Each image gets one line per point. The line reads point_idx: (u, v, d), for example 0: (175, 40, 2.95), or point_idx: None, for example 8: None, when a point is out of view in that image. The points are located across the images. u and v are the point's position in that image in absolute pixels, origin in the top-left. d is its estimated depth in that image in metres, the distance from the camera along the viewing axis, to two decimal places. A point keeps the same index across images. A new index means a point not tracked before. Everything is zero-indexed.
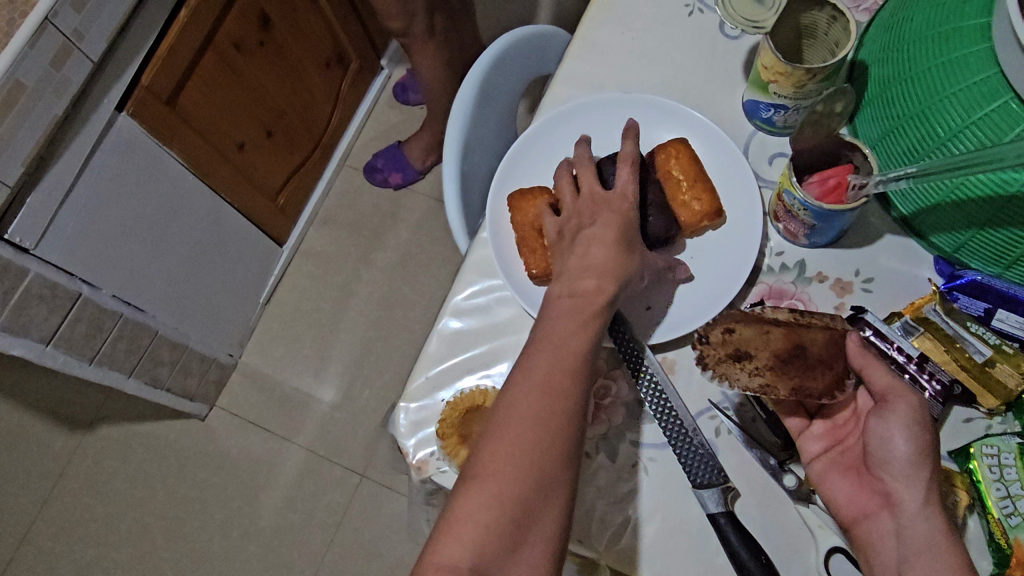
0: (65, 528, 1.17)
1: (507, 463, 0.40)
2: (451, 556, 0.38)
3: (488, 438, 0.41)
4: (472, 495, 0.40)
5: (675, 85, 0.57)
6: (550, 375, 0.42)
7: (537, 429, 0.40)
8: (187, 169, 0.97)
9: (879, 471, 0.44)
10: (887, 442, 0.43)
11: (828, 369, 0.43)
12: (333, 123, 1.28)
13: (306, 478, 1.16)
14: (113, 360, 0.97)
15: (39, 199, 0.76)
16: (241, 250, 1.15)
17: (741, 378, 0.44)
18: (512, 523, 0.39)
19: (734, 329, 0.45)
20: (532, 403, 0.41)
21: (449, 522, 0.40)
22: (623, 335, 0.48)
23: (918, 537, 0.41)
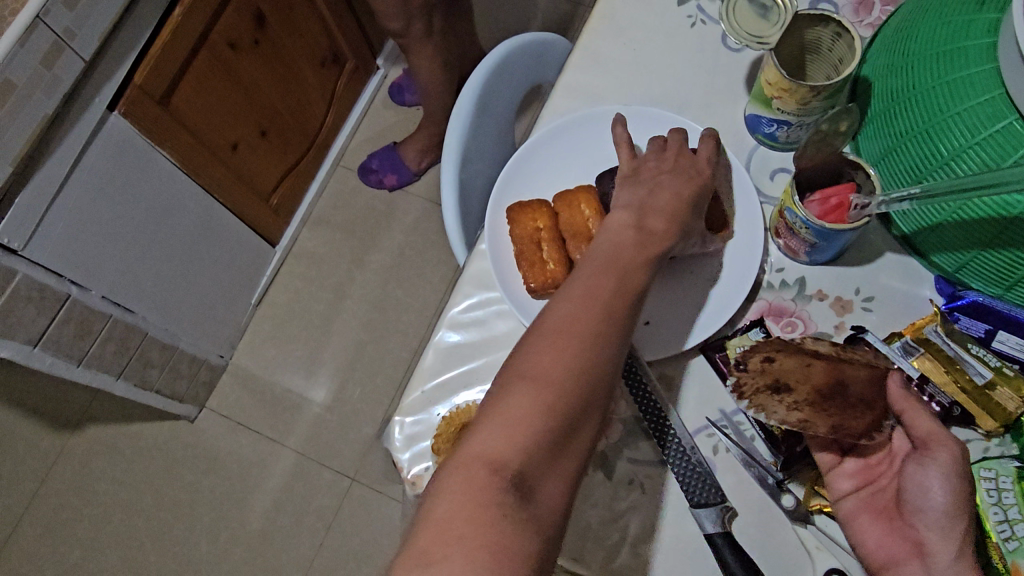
0: (50, 529, 1.16)
1: (558, 360, 0.39)
2: (494, 445, 0.37)
3: (531, 343, 0.41)
4: (516, 399, 0.38)
5: (677, 97, 0.56)
6: (600, 289, 0.42)
7: (583, 342, 0.40)
8: (179, 169, 0.96)
9: (912, 517, 0.44)
10: (925, 491, 0.43)
11: (870, 409, 0.43)
12: (328, 123, 1.27)
13: (296, 481, 1.15)
14: (102, 362, 0.95)
15: (28, 200, 0.74)
16: (233, 249, 1.14)
17: (778, 411, 0.43)
18: (556, 417, 0.38)
19: (774, 358, 0.43)
20: (576, 317, 0.41)
21: (492, 414, 0.38)
22: (638, 377, 0.48)
23: None
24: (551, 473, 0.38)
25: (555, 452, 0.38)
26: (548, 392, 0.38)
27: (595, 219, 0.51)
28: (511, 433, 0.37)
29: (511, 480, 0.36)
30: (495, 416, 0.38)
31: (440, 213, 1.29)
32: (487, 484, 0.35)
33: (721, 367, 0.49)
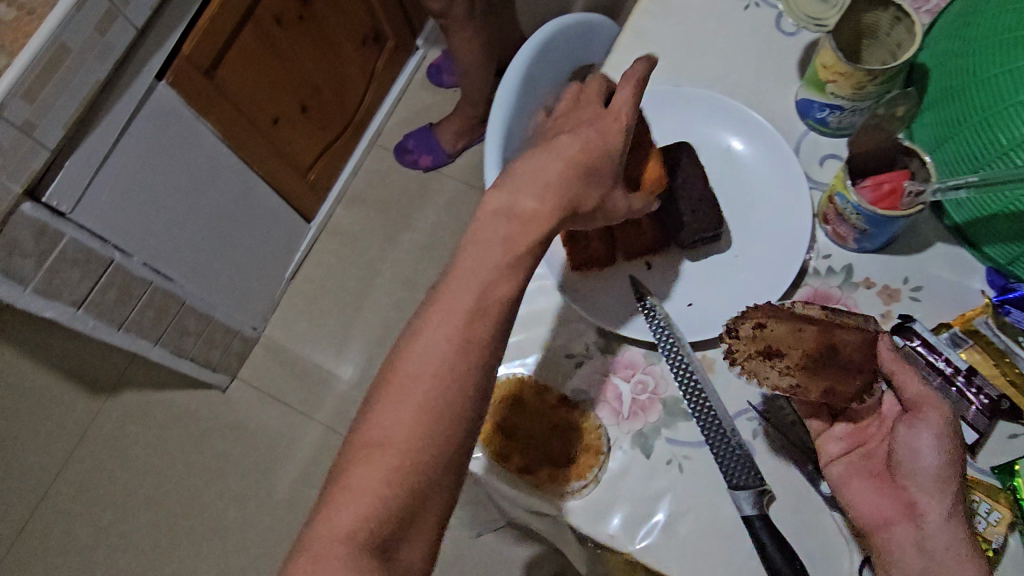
0: (84, 490, 1.18)
1: (409, 418, 0.37)
2: (350, 522, 0.35)
3: (382, 393, 0.38)
4: (363, 468, 0.36)
5: (727, 81, 0.56)
6: (459, 312, 0.38)
7: (433, 397, 0.37)
8: (221, 141, 0.97)
9: (901, 481, 0.42)
10: (914, 453, 0.41)
11: (859, 372, 0.42)
12: (367, 102, 1.28)
13: (322, 454, 1.17)
14: (141, 328, 0.97)
15: (77, 164, 0.76)
16: (269, 223, 1.15)
17: (770, 376, 0.43)
18: (413, 477, 0.36)
19: (766, 324, 0.43)
20: (421, 366, 0.38)
21: (345, 486, 0.36)
22: (658, 320, 0.49)
23: (940, 551, 0.39)
24: (414, 537, 0.37)
25: (408, 520, 0.36)
26: (398, 458, 0.36)
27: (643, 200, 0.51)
28: (370, 503, 0.35)
29: (368, 562, 0.34)
30: (351, 483, 0.36)
31: (474, 195, 1.30)
32: (343, 572, 0.33)
33: None
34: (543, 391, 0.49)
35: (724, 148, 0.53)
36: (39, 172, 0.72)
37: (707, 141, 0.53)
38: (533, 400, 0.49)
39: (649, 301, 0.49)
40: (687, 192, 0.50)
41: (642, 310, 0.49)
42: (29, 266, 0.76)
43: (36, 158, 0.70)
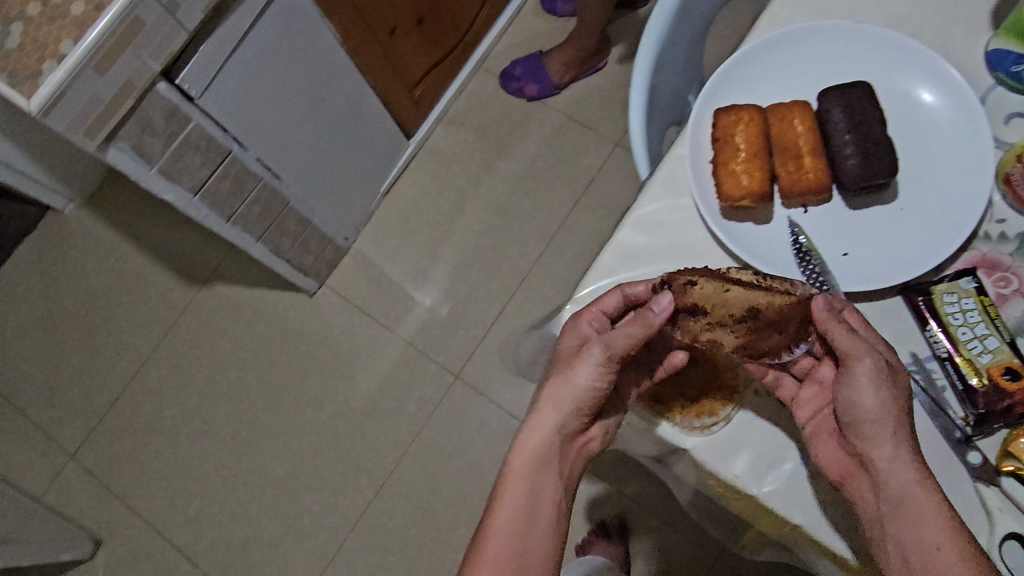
0: (173, 372, 1.23)
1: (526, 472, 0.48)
2: (500, 541, 0.46)
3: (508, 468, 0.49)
4: (497, 523, 0.46)
5: (911, 22, 0.52)
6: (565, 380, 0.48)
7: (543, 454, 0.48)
8: (340, 45, 0.96)
9: (853, 430, 0.44)
10: (859, 401, 0.43)
11: (780, 329, 0.45)
12: (478, 23, 1.25)
13: (401, 369, 1.19)
14: (247, 223, 0.99)
15: (210, 50, 0.77)
16: (372, 135, 1.15)
17: (693, 330, 0.46)
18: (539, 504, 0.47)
19: (695, 282, 0.46)
20: (533, 432, 0.49)
21: (495, 510, 0.47)
22: (813, 263, 0.47)
23: (897, 492, 0.41)
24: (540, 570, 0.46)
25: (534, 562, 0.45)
26: (517, 505, 0.47)
27: (807, 139, 0.49)
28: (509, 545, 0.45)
29: None
30: (494, 528, 0.46)
31: (576, 130, 1.27)
32: None
33: (922, 311, 0.46)
34: None
35: (913, 94, 0.49)
36: (176, 53, 0.73)
37: (894, 84, 0.49)
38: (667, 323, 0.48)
39: (804, 242, 0.48)
40: (864, 134, 0.47)
41: (797, 254, 0.48)
42: (157, 146, 0.77)
43: (176, 39, 0.71)
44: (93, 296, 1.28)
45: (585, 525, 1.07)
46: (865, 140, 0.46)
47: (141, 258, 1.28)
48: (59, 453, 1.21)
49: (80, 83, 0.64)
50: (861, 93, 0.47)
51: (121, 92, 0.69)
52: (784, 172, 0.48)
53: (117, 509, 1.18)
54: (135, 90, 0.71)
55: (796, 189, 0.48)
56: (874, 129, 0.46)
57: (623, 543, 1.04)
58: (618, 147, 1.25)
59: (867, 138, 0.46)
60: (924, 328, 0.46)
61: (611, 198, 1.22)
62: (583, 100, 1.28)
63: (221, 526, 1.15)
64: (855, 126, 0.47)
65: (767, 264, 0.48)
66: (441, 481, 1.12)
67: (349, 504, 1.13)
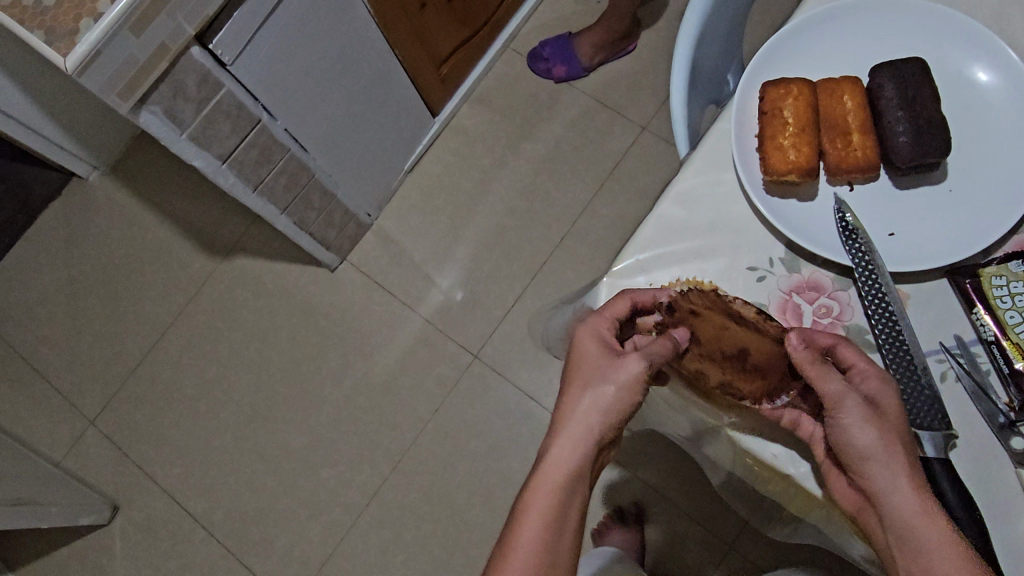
0: (193, 343, 1.24)
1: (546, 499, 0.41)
2: (518, 568, 0.40)
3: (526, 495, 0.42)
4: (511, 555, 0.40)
5: (966, 1, 0.51)
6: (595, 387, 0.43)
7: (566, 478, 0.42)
8: (372, 18, 0.96)
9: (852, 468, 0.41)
10: (850, 440, 0.40)
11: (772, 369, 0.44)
12: (509, 2, 1.24)
13: (420, 347, 1.18)
14: (273, 194, 0.98)
15: (244, 16, 0.76)
16: (399, 112, 1.14)
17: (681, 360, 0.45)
18: (564, 529, 0.41)
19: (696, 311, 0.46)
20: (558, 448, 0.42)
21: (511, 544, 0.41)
22: (858, 242, 0.46)
23: (904, 535, 0.38)
24: None
25: None
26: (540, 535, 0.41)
27: (856, 115, 0.48)
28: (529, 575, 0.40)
29: None
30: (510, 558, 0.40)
31: (603, 113, 1.26)
32: None
33: (969, 294, 0.45)
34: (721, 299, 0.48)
35: (968, 73, 0.48)
36: (210, 17, 0.72)
37: (948, 62, 0.48)
38: (709, 300, 0.46)
39: (850, 220, 0.47)
40: (917, 111, 0.46)
41: (841, 230, 0.47)
42: (188, 111, 0.77)
43: (211, 2, 0.70)
44: (116, 265, 1.29)
45: (600, 509, 1.07)
46: (918, 118, 0.45)
47: (164, 228, 1.29)
48: (79, 419, 1.22)
49: (116, 43, 0.64)
50: (915, 69, 0.46)
51: (155, 54, 0.69)
52: (831, 149, 0.47)
53: (135, 476, 1.18)
54: (168, 53, 0.70)
55: (843, 166, 0.47)
56: (927, 106, 0.46)
57: (638, 528, 1.03)
58: (644, 131, 1.24)
59: (920, 116, 0.46)
60: (970, 311, 0.45)
61: (636, 182, 1.21)
62: (611, 83, 1.27)
63: (237, 497, 1.16)
64: (908, 103, 0.46)
65: (811, 240, 0.47)
66: (458, 460, 1.12)
67: (365, 480, 1.13)
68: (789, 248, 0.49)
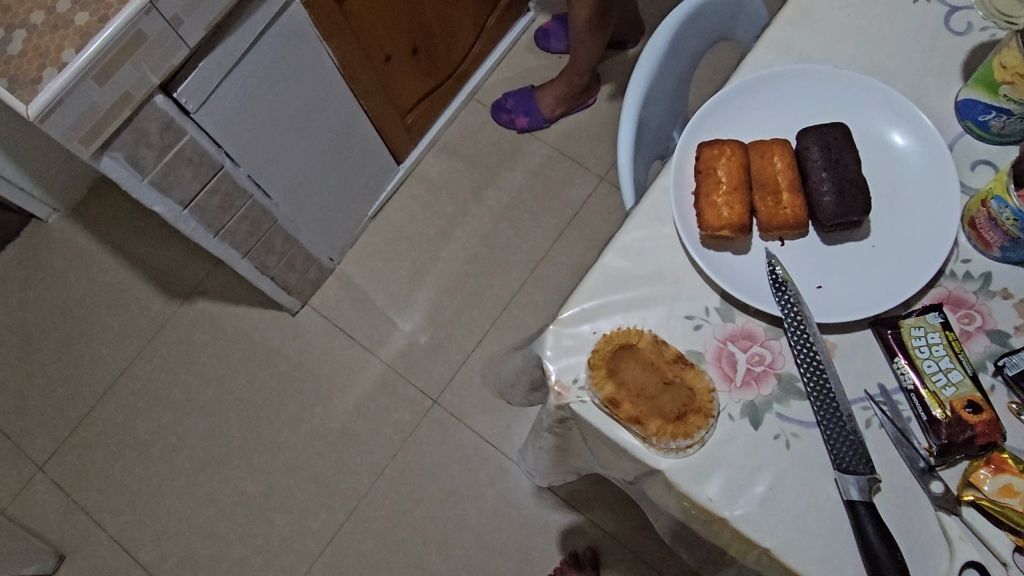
0: (148, 387, 1.22)
1: None
2: None
3: None
4: None
5: (887, 71, 0.55)
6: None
7: None
8: (337, 69, 0.99)
9: None
10: None
11: None
12: (472, 55, 1.28)
13: (380, 391, 1.19)
14: (234, 238, 0.99)
15: (210, 66, 0.78)
16: (363, 159, 1.17)
17: None
18: None
19: None
20: None
21: None
22: (787, 294, 0.49)
23: None
24: None
25: None
26: None
27: (785, 175, 0.50)
28: None
29: None
30: None
31: (564, 163, 1.29)
32: None
33: (890, 344, 0.48)
34: (661, 346, 0.49)
35: (887, 137, 0.51)
36: (176, 67, 0.74)
37: (869, 126, 0.52)
38: (650, 352, 0.49)
39: (780, 272, 0.49)
40: (840, 172, 0.49)
41: (773, 283, 0.49)
42: (150, 158, 0.78)
43: (176, 54, 0.72)
44: (72, 307, 1.28)
45: (557, 554, 1.07)
46: (841, 180, 0.49)
47: (123, 271, 1.28)
48: (27, 465, 1.19)
49: (79, 91, 0.65)
50: (837, 134, 0.50)
51: (119, 102, 0.70)
52: (763, 206, 0.50)
53: (83, 524, 1.16)
54: (132, 101, 0.72)
55: (773, 223, 0.50)
56: (850, 169, 0.49)
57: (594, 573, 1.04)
58: (603, 181, 1.27)
59: (842, 178, 0.49)
60: (892, 360, 0.48)
61: (594, 230, 1.25)
62: (571, 135, 1.31)
63: (188, 544, 1.13)
64: (832, 164, 0.49)
65: (745, 292, 0.49)
66: (415, 506, 1.11)
67: (320, 526, 1.12)
68: (724, 298, 0.51)
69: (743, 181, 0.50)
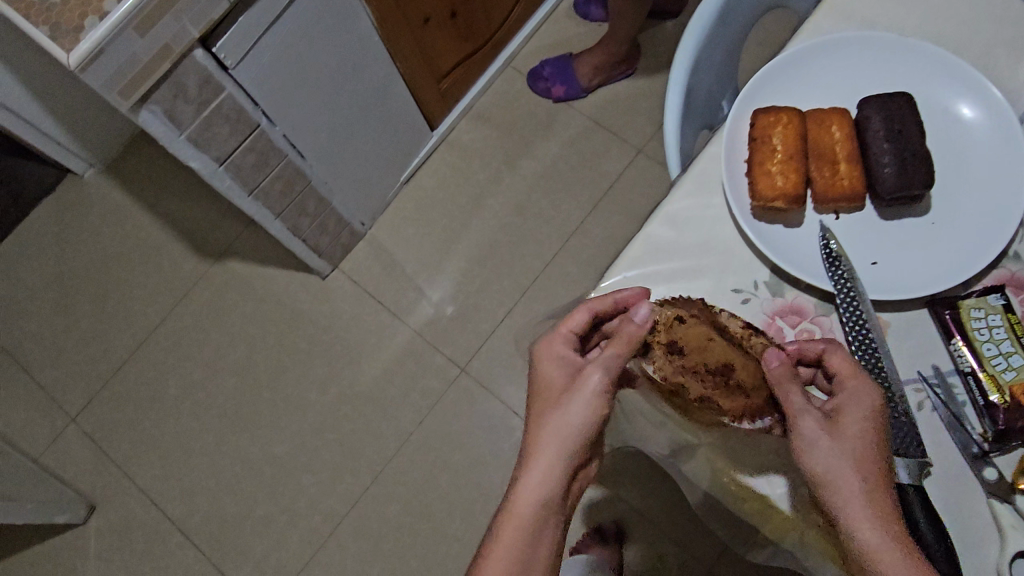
0: (179, 344, 1.23)
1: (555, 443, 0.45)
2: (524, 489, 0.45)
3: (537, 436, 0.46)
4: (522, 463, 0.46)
5: (954, 40, 0.52)
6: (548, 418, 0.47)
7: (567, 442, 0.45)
8: (375, 30, 0.97)
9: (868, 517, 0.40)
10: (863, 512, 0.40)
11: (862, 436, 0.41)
12: (511, 21, 1.26)
13: (408, 357, 1.18)
14: (269, 198, 0.99)
15: (249, 21, 0.77)
16: (397, 123, 1.15)
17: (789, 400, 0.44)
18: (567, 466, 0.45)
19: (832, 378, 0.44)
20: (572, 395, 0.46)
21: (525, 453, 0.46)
22: (841, 270, 0.47)
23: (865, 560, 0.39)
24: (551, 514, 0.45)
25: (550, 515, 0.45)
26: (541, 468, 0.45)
27: (843, 146, 0.49)
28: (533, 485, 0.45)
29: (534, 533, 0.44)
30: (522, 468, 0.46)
31: (600, 134, 1.27)
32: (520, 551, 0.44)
33: (947, 325, 0.46)
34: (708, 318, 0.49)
35: (953, 109, 0.49)
36: (216, 21, 0.73)
37: (934, 97, 0.50)
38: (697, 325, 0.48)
39: (835, 247, 0.48)
40: (902, 144, 0.47)
41: (826, 258, 0.48)
42: (188, 113, 0.78)
43: (217, 6, 0.71)
44: (106, 263, 1.29)
45: (581, 527, 1.06)
46: (905, 149, 0.47)
47: (156, 228, 1.29)
48: (60, 416, 1.21)
49: (121, 41, 0.64)
50: (901, 103, 0.48)
51: (158, 54, 0.69)
52: (819, 176, 0.48)
53: (114, 476, 1.18)
54: (172, 54, 0.71)
55: (830, 194, 0.48)
56: (914, 138, 0.47)
57: (618, 548, 1.03)
58: (640, 154, 1.25)
59: (906, 147, 0.47)
60: (949, 341, 0.46)
61: (629, 203, 1.22)
62: (609, 106, 1.28)
63: (215, 500, 1.15)
64: (894, 135, 0.47)
65: (796, 265, 0.47)
66: (440, 473, 1.12)
67: (345, 489, 1.13)
68: (774, 272, 0.49)
69: (798, 151, 0.49)
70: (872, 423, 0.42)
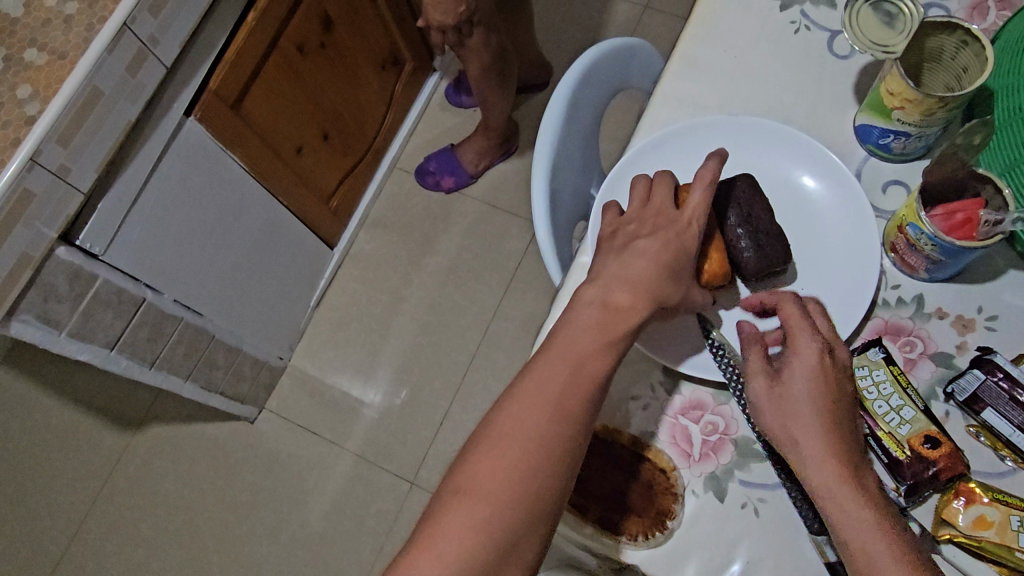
0: (115, 526, 1.18)
1: (539, 404, 0.42)
2: (505, 446, 0.41)
3: (521, 391, 0.43)
4: (511, 405, 0.42)
5: (783, 106, 0.54)
6: (547, 390, 0.42)
7: (552, 410, 0.41)
8: (249, 173, 0.97)
9: (821, 451, 0.40)
10: (807, 452, 0.41)
11: (804, 379, 0.42)
12: (385, 127, 1.27)
13: (355, 483, 1.15)
14: (173, 365, 0.96)
15: (109, 205, 0.75)
16: (293, 253, 1.14)
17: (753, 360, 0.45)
18: (547, 434, 0.41)
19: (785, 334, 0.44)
20: (570, 351, 0.43)
21: (516, 399, 0.42)
22: (727, 357, 0.48)
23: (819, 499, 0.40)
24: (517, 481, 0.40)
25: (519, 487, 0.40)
26: (527, 419, 0.41)
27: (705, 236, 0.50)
28: (514, 439, 0.41)
29: (494, 507, 0.39)
30: (507, 421, 0.42)
31: (497, 216, 1.28)
32: (467, 519, 0.39)
33: None
34: (614, 435, 0.49)
35: (795, 177, 0.51)
36: (73, 215, 0.71)
37: (775, 169, 0.52)
38: (606, 448, 0.48)
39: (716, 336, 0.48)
40: (754, 225, 0.49)
41: (711, 348, 0.48)
42: (63, 311, 0.75)
43: (71, 201, 0.69)
44: None
45: None
46: (757, 233, 0.48)
47: None
48: None
49: None
50: (744, 187, 0.50)
51: (17, 265, 0.67)
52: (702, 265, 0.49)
53: None
54: (31, 262, 0.68)
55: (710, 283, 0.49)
56: (761, 219, 0.49)
57: None
58: None
59: (759, 231, 0.48)
60: None
61: (540, 278, 1.23)
62: (500, 186, 1.30)
63: None
64: (745, 220, 0.49)
65: (683, 362, 0.48)
66: None
67: None
68: (668, 372, 0.50)
69: None
70: (818, 369, 0.42)
